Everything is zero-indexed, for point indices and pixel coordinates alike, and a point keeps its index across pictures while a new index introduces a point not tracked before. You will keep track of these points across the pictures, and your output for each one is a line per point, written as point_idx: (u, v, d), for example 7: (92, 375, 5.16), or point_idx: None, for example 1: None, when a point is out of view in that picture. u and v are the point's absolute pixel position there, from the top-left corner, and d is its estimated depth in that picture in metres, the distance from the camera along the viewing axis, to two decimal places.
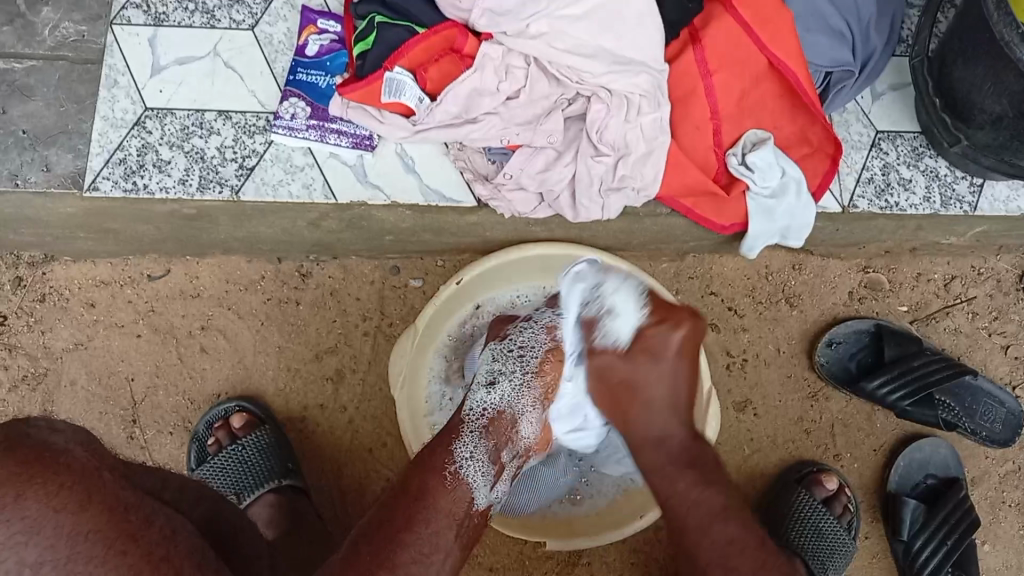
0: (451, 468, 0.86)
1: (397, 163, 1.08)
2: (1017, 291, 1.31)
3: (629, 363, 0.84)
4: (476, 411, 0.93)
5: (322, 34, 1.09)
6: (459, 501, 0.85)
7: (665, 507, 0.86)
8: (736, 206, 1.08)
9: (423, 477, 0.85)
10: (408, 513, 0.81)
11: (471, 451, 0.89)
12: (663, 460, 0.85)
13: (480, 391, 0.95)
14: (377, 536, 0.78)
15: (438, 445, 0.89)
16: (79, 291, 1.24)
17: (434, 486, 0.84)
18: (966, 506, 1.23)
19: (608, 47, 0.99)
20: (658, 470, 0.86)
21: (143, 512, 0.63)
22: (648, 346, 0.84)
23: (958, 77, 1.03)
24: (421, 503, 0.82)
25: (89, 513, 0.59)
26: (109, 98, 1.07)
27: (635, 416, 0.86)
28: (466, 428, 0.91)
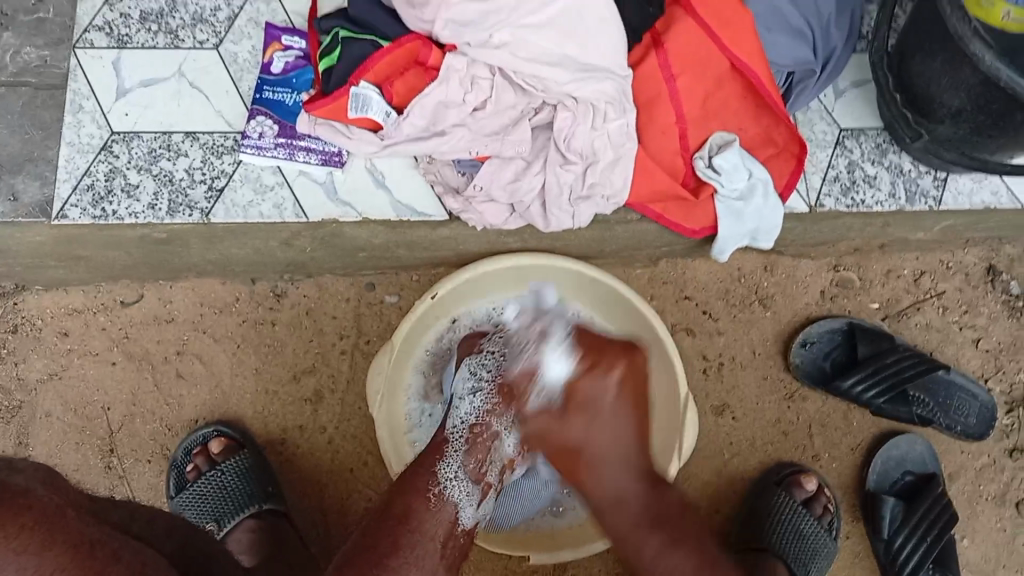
0: (434, 491, 0.87)
1: (367, 179, 1.08)
2: (986, 285, 1.33)
3: (566, 423, 0.83)
4: (456, 426, 0.95)
5: (287, 50, 1.10)
6: (442, 524, 0.86)
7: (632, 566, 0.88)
8: (705, 210, 1.09)
9: (406, 499, 0.86)
10: (393, 537, 0.81)
11: (455, 471, 0.91)
12: (630, 523, 0.84)
13: (463, 404, 0.96)
14: (362, 557, 0.78)
15: (420, 465, 0.91)
16: (52, 320, 1.22)
17: (418, 509, 0.85)
18: (945, 501, 1.24)
19: (571, 54, 0.99)
20: (628, 533, 0.85)
21: (108, 547, 0.66)
22: (581, 399, 0.82)
23: (918, 72, 1.04)
24: (406, 527, 0.83)
25: (54, 552, 0.61)
26: (75, 124, 1.06)
27: (591, 478, 0.83)
28: (449, 446, 0.93)
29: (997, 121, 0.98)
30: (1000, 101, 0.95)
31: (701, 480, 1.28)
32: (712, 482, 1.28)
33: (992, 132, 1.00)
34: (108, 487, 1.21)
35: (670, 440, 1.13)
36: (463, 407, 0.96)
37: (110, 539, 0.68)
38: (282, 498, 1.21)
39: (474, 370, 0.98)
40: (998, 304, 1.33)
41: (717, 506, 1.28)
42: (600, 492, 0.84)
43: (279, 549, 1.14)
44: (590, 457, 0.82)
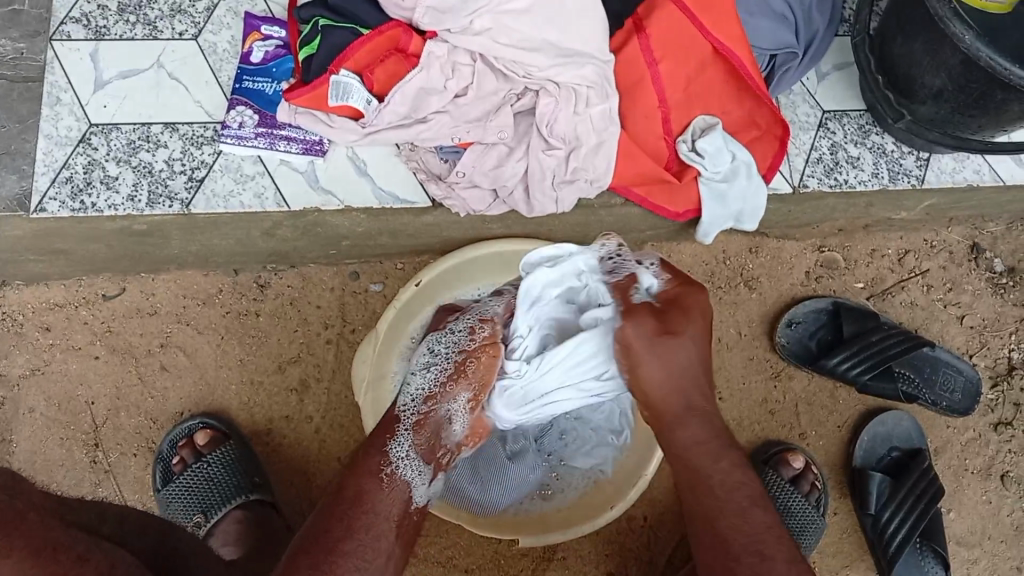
0: (389, 472, 0.88)
1: (349, 168, 1.08)
2: (969, 262, 1.34)
3: (664, 321, 0.80)
4: (409, 403, 0.95)
5: (266, 40, 1.09)
6: (395, 504, 0.87)
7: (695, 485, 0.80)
8: (687, 193, 1.09)
9: (360, 480, 0.86)
10: (348, 522, 0.81)
11: (406, 450, 0.91)
12: (709, 434, 0.80)
13: (416, 379, 0.97)
14: (317, 545, 0.78)
15: (374, 443, 0.90)
16: (33, 315, 1.21)
17: (371, 491, 0.85)
18: (931, 476, 1.26)
19: (553, 40, 0.99)
20: (700, 446, 0.80)
21: (74, 552, 0.68)
22: (682, 307, 0.81)
23: (899, 53, 1.04)
24: (359, 510, 0.83)
25: (14, 558, 0.64)
26: (52, 116, 1.05)
27: (676, 387, 0.79)
28: (400, 422, 0.93)
29: (978, 101, 0.98)
30: (980, 80, 0.95)
31: None
32: None
33: (973, 111, 1.00)
34: (94, 482, 1.20)
35: None
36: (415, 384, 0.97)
37: (77, 543, 0.70)
38: (270, 487, 1.21)
39: (434, 347, 0.99)
40: (981, 281, 1.35)
41: None
42: (676, 402, 0.80)
43: (264, 543, 1.16)
44: (661, 371, 0.79)
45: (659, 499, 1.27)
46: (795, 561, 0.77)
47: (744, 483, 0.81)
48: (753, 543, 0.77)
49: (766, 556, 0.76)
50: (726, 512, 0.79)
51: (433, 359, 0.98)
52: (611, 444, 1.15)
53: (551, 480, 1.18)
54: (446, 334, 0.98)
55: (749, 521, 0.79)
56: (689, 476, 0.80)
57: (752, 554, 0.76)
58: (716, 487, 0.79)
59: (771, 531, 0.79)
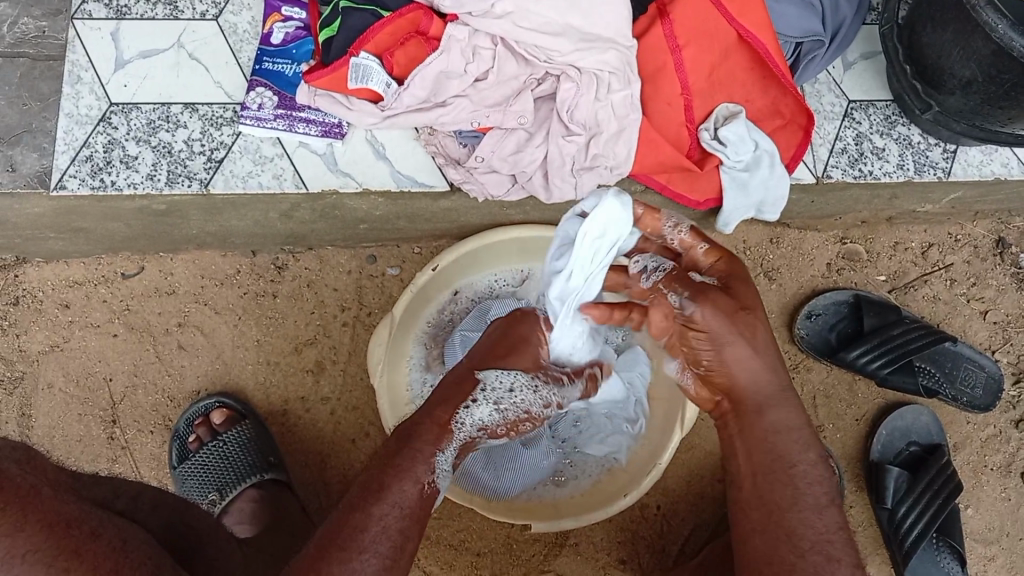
0: (428, 481, 0.79)
1: (367, 150, 1.07)
2: (994, 257, 1.32)
3: (733, 293, 0.83)
4: (468, 421, 0.86)
5: (287, 21, 1.08)
6: (426, 513, 0.78)
7: (773, 470, 0.80)
8: (710, 181, 1.08)
9: (399, 482, 0.77)
10: (383, 523, 0.73)
11: (449, 464, 0.83)
12: (792, 422, 0.82)
13: (482, 408, 0.87)
14: (349, 544, 0.71)
15: (417, 445, 0.80)
16: (52, 292, 1.22)
17: (409, 492, 0.77)
18: (950, 471, 1.24)
19: (576, 25, 0.98)
20: (784, 432, 0.81)
21: (88, 526, 0.67)
22: (733, 272, 0.86)
23: (928, 43, 1.02)
24: (397, 512, 0.75)
25: (27, 532, 0.62)
26: (73, 95, 1.05)
27: (750, 371, 0.82)
28: (455, 437, 0.84)
29: (1009, 92, 0.96)
30: (1013, 71, 0.93)
31: (703, 451, 1.27)
32: (715, 453, 1.27)
33: (1003, 103, 0.98)
34: (111, 458, 1.21)
35: (672, 413, 1.12)
36: (481, 409, 0.87)
37: (91, 518, 0.69)
38: (285, 469, 1.21)
39: (518, 387, 0.90)
40: (1007, 277, 1.32)
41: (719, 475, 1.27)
42: (763, 388, 0.83)
43: None
44: (735, 357, 0.82)
45: (674, 488, 1.26)
46: (858, 564, 0.76)
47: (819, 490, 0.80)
48: (819, 541, 0.76)
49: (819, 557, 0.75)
50: (796, 507, 0.78)
51: (504, 395, 0.89)
52: (625, 433, 1.15)
53: (565, 466, 1.18)
54: (528, 379, 0.92)
55: (823, 518, 0.78)
56: (775, 469, 0.80)
57: (816, 551, 0.75)
58: (798, 476, 0.80)
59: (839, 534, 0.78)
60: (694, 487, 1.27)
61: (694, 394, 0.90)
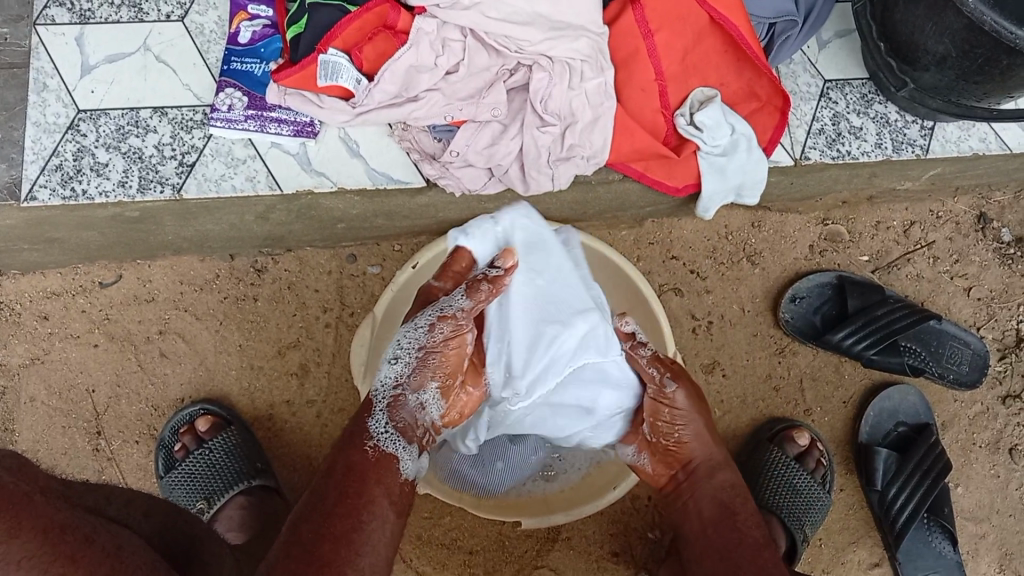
0: (373, 443, 0.82)
1: (341, 149, 1.06)
2: (977, 233, 1.32)
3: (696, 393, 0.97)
4: (381, 388, 0.89)
5: (253, 20, 1.06)
6: (387, 471, 0.81)
7: (716, 514, 0.88)
8: (686, 167, 1.07)
9: (348, 454, 0.81)
10: (341, 487, 0.77)
11: (385, 427, 0.84)
12: (733, 484, 0.92)
13: (386, 369, 0.90)
14: (315, 512, 0.74)
15: (356, 421, 0.85)
16: (30, 304, 1.20)
17: (361, 460, 0.80)
18: (938, 451, 1.24)
19: (544, 13, 0.97)
20: (730, 489, 0.91)
21: (80, 532, 0.66)
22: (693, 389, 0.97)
23: (900, 20, 1.01)
24: (355, 475, 0.79)
25: (21, 540, 0.60)
26: (39, 103, 1.03)
27: (699, 451, 0.95)
28: (376, 405, 0.87)
29: (983, 66, 0.96)
30: (986, 45, 0.93)
31: None
32: None
33: (978, 78, 0.98)
34: (97, 469, 1.20)
35: None
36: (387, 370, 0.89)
37: (83, 524, 0.67)
38: (272, 474, 1.20)
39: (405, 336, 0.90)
40: (989, 252, 1.32)
41: None
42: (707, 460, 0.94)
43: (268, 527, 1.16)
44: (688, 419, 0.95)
45: None
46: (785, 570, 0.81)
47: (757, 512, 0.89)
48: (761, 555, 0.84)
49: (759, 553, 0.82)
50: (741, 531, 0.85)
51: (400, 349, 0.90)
52: None
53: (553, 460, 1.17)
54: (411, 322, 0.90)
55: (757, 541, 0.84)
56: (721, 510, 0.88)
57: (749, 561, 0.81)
58: (738, 518, 0.87)
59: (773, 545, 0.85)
60: None
61: (650, 473, 0.99)
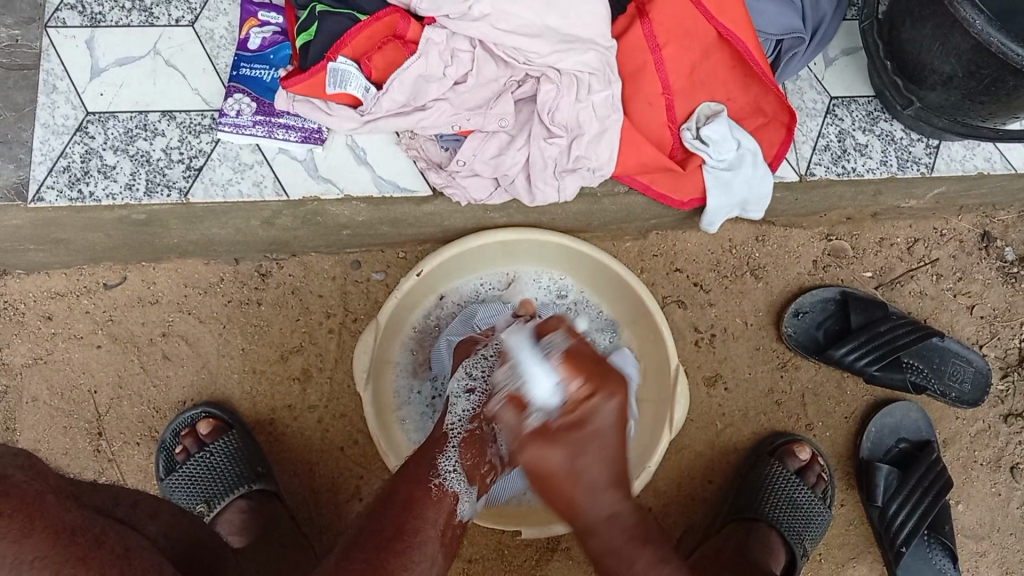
0: (436, 482, 0.88)
1: (348, 156, 1.06)
2: (980, 251, 1.32)
3: (568, 445, 0.82)
4: (455, 421, 0.95)
5: (264, 26, 1.07)
6: (442, 514, 0.86)
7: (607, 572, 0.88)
8: (694, 180, 1.07)
9: (410, 487, 0.87)
10: (398, 523, 0.81)
11: (455, 465, 0.91)
12: (620, 540, 0.86)
13: (460, 401, 0.97)
14: (372, 542, 0.78)
15: (423, 457, 0.91)
16: (34, 304, 1.20)
17: (422, 497, 0.86)
18: (939, 467, 1.24)
19: (554, 25, 0.97)
20: (614, 548, 0.86)
21: (91, 534, 0.66)
22: (571, 439, 0.82)
23: (907, 38, 1.02)
24: (410, 513, 0.83)
25: (33, 540, 0.60)
26: (49, 105, 1.03)
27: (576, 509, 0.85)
28: (449, 439, 0.93)
29: (989, 87, 0.96)
30: (992, 67, 0.93)
31: (693, 452, 1.27)
32: (705, 454, 1.27)
33: (983, 98, 0.98)
34: (97, 470, 1.20)
35: (660, 412, 1.11)
36: (460, 403, 0.97)
37: (92, 526, 0.68)
38: (273, 479, 1.21)
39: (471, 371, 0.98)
40: (992, 271, 1.32)
41: (709, 477, 1.27)
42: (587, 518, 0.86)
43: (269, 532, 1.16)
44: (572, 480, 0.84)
45: (663, 490, 1.26)
46: None
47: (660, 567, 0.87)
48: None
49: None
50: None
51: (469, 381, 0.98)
52: None
53: None
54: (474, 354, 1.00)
55: None
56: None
57: None
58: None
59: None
60: (684, 488, 1.26)
61: None
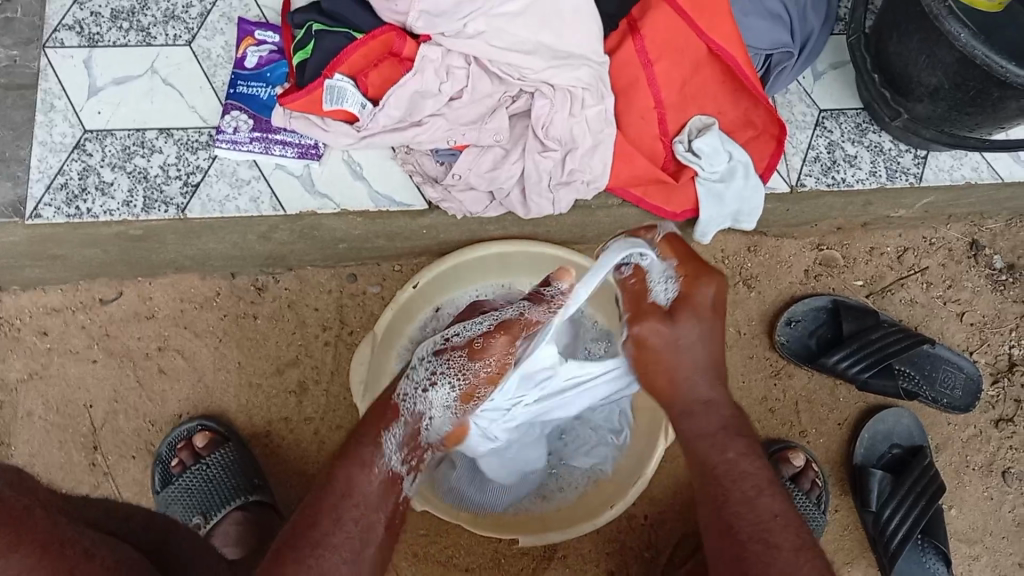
0: (381, 464, 0.90)
1: (344, 170, 1.07)
2: (969, 259, 1.34)
3: (691, 310, 0.81)
4: (407, 396, 0.96)
5: (260, 45, 1.08)
6: (384, 496, 0.90)
7: (706, 481, 0.81)
8: (685, 193, 1.09)
9: (349, 469, 0.89)
10: (334, 514, 0.84)
11: (396, 444, 0.93)
12: (713, 426, 0.81)
13: (422, 369, 0.96)
14: (303, 539, 0.82)
15: (364, 433, 0.92)
16: (30, 320, 1.21)
17: (361, 482, 0.88)
18: (932, 472, 1.25)
19: (548, 43, 0.99)
20: (704, 438, 0.81)
21: (81, 546, 0.68)
22: (698, 311, 0.81)
23: (894, 51, 1.04)
24: (349, 501, 0.86)
25: (20, 553, 0.63)
26: (46, 123, 1.04)
27: (682, 385, 0.82)
28: (398, 417, 0.94)
29: (975, 98, 0.98)
30: (977, 78, 0.95)
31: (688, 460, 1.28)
32: None
33: (971, 109, 1.00)
34: (94, 484, 1.20)
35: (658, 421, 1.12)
36: (419, 372, 0.96)
37: (83, 539, 0.69)
38: (269, 490, 1.22)
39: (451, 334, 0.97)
40: (981, 278, 1.34)
41: None
42: (684, 394, 0.82)
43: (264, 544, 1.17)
44: (668, 357, 0.81)
45: (659, 498, 1.27)
46: (800, 549, 0.77)
47: (763, 463, 0.82)
48: (760, 531, 0.77)
49: (788, 569, 0.75)
50: (742, 505, 0.79)
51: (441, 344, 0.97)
52: (611, 444, 1.15)
53: (551, 480, 1.18)
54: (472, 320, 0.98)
55: (757, 511, 0.79)
56: (701, 451, 0.81)
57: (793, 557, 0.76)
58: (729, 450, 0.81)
59: (801, 553, 0.76)
60: (680, 496, 1.27)
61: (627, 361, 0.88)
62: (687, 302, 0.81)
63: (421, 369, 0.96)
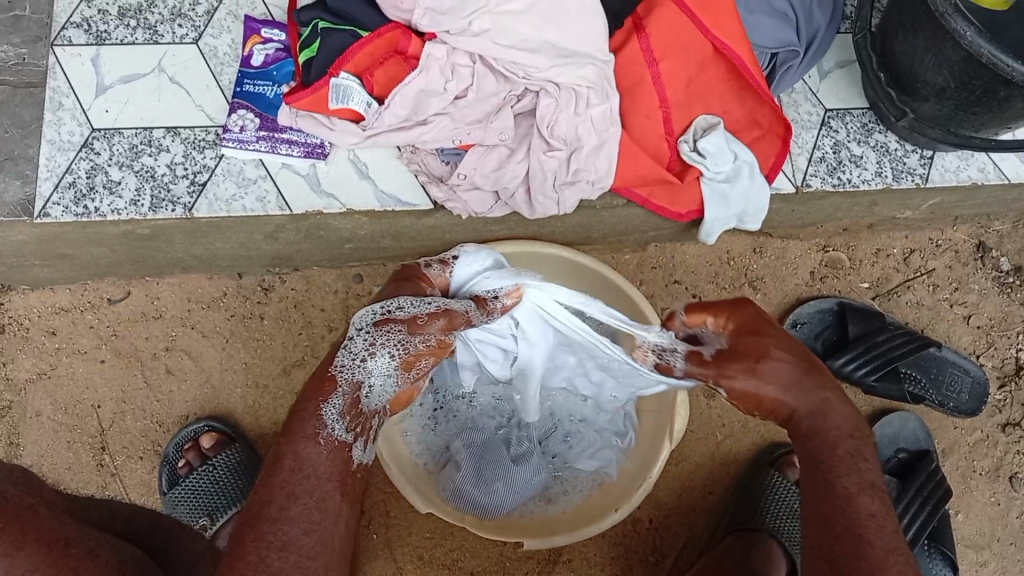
0: (326, 436, 0.78)
1: (350, 170, 1.08)
2: (975, 262, 1.33)
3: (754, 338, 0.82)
4: (347, 365, 0.81)
5: (267, 43, 1.09)
6: (337, 465, 0.78)
7: (811, 472, 0.77)
8: (691, 194, 1.09)
9: (296, 444, 0.77)
10: (285, 487, 0.74)
11: (339, 415, 0.79)
12: (829, 426, 0.79)
13: (360, 340, 0.82)
14: (259, 516, 0.73)
15: (303, 406, 0.79)
16: (38, 320, 1.21)
17: (311, 456, 0.77)
18: (938, 477, 1.23)
19: (553, 41, 1.00)
20: (818, 436, 0.79)
21: (85, 544, 0.70)
22: (756, 333, 0.83)
23: (900, 50, 1.04)
24: (299, 476, 0.75)
25: (26, 552, 0.65)
26: (55, 122, 1.05)
27: (792, 395, 0.80)
28: (337, 388, 0.80)
29: (981, 97, 0.98)
30: (983, 77, 0.94)
31: (694, 463, 1.27)
32: (705, 465, 1.28)
33: (977, 108, 1.00)
34: (100, 484, 1.20)
35: (661, 424, 1.12)
36: (357, 343, 0.82)
37: (88, 537, 0.72)
38: None
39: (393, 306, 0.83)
40: (988, 281, 1.33)
41: (710, 488, 1.27)
42: (799, 408, 0.80)
43: None
44: (777, 377, 0.80)
45: (665, 501, 1.26)
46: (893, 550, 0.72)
47: (868, 467, 0.78)
48: (855, 525, 0.73)
49: (878, 567, 0.70)
50: (841, 499, 0.75)
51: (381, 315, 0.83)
52: (616, 446, 1.15)
53: (556, 484, 1.16)
54: (417, 296, 0.85)
55: (857, 506, 0.74)
56: (815, 446, 0.79)
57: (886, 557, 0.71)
58: (838, 448, 0.78)
59: (892, 556, 0.71)
60: (684, 499, 1.27)
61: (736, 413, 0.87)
62: (743, 333, 0.83)
63: (359, 340, 0.82)
